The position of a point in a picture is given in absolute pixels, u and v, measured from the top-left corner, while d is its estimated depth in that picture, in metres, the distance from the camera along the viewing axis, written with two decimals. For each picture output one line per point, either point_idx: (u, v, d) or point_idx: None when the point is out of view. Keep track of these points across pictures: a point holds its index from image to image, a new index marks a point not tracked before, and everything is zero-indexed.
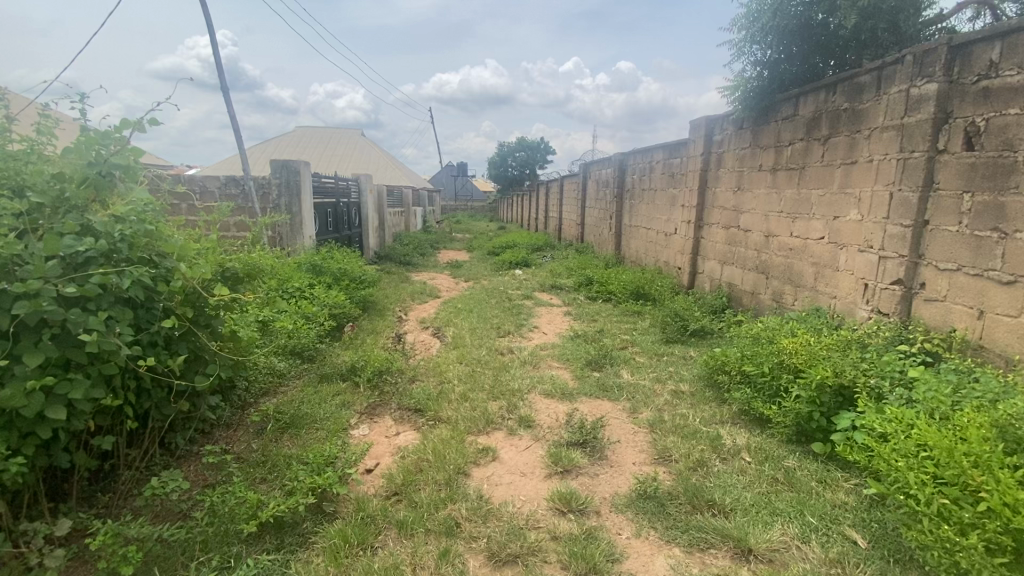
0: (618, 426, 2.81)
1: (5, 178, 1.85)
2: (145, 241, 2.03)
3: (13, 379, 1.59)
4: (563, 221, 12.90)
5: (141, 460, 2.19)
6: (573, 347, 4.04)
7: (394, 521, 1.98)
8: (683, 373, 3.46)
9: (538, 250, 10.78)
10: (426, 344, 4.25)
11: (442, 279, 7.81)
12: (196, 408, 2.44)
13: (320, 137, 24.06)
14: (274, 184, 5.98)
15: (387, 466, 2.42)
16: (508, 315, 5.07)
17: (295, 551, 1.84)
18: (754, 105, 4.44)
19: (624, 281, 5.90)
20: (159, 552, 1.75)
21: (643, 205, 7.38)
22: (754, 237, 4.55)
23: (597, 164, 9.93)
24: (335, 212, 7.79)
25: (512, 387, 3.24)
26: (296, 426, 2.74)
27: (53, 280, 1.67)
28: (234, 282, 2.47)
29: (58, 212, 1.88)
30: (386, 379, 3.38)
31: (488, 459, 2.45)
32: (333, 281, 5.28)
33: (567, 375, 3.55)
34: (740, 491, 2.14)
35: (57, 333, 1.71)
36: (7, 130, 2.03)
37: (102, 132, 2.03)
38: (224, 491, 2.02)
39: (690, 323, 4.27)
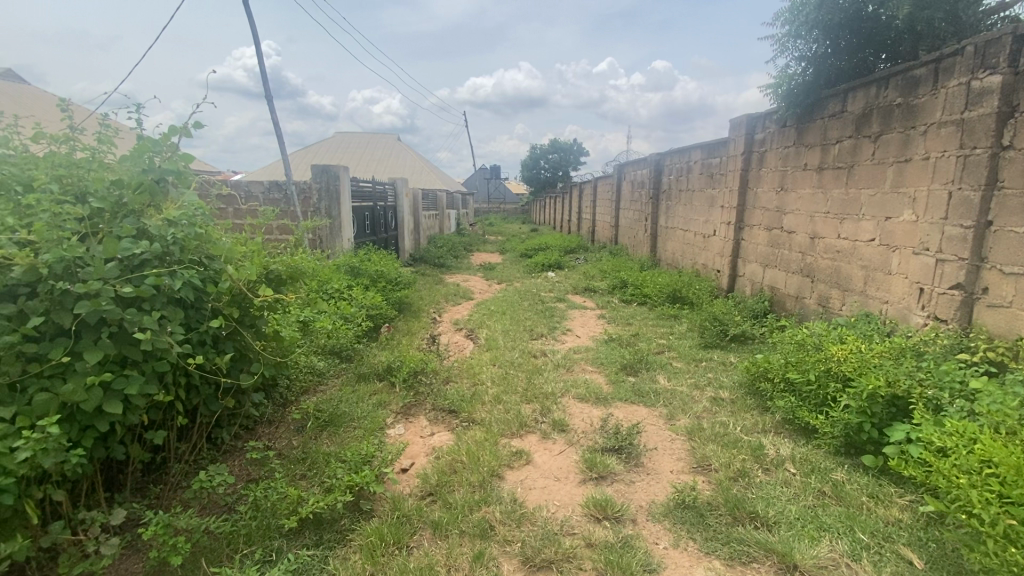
0: (654, 432, 2.75)
1: (71, 185, 1.97)
2: (195, 243, 2.12)
3: (74, 375, 1.69)
4: (597, 223, 12.79)
5: (190, 454, 2.28)
6: (607, 351, 3.99)
7: (429, 522, 1.99)
8: (722, 379, 3.35)
9: (571, 252, 10.72)
10: (459, 346, 4.29)
11: (476, 281, 7.86)
12: (240, 405, 2.53)
13: (358, 142, 24.69)
14: (315, 189, 6.16)
15: (422, 466, 2.44)
16: (541, 318, 5.05)
17: (333, 547, 1.88)
18: (798, 102, 4.27)
19: (660, 284, 5.78)
20: (206, 544, 1.82)
21: (680, 206, 7.22)
22: (798, 239, 4.38)
23: (632, 165, 9.80)
24: (372, 215, 7.97)
25: (545, 391, 3.22)
26: (334, 424, 2.80)
27: (111, 281, 1.76)
28: (278, 283, 2.56)
29: (116, 217, 1.98)
30: (421, 380, 3.42)
31: (522, 463, 2.43)
32: (369, 282, 5.40)
33: (602, 379, 3.50)
34: (784, 504, 2.05)
35: (115, 331, 1.80)
36: (70, 140, 2.16)
37: (154, 139, 2.14)
38: (267, 486, 2.09)
39: (729, 328, 4.14)
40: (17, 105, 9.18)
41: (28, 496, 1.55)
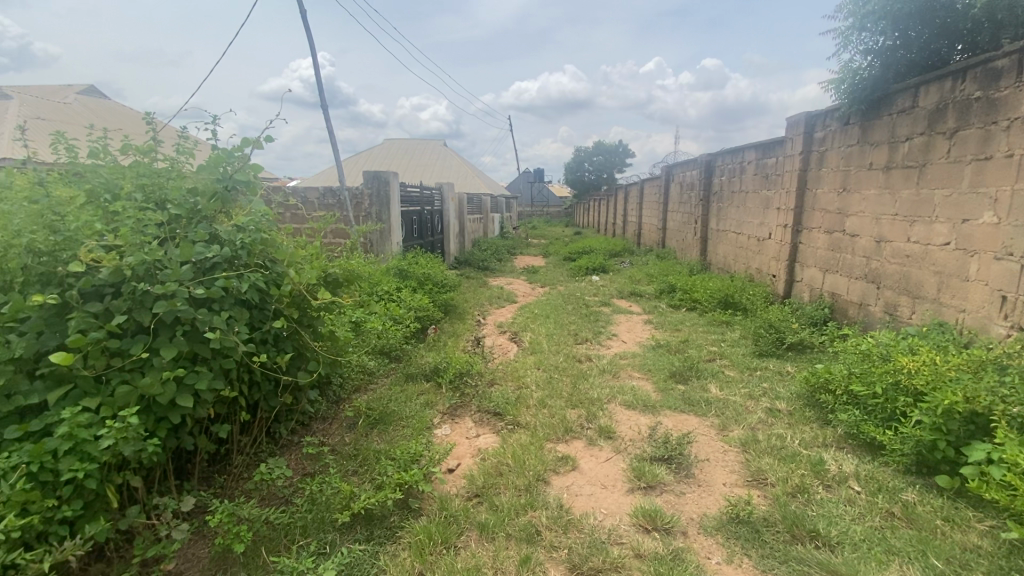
0: (706, 443, 2.66)
1: (152, 193, 2.13)
2: (260, 248, 2.24)
3: (152, 370, 1.81)
4: (643, 226, 12.54)
5: (251, 446, 2.41)
6: (655, 357, 3.90)
7: (476, 523, 2.01)
8: (778, 390, 3.20)
9: (616, 255, 10.56)
10: (503, 349, 4.30)
11: (519, 284, 7.88)
12: (297, 401, 2.64)
13: (406, 148, 25.34)
14: (367, 194, 6.38)
15: (468, 467, 2.47)
16: (586, 322, 5.00)
17: (383, 543, 1.93)
18: (863, 97, 4.04)
19: (711, 289, 5.60)
20: (266, 533, 1.91)
21: (733, 208, 6.98)
22: (862, 242, 4.13)
23: (681, 166, 9.54)
24: (419, 219, 8.15)
25: (591, 396, 3.18)
26: (384, 423, 2.88)
27: (186, 283, 1.89)
28: (335, 286, 2.66)
29: (191, 222, 2.12)
30: (467, 381, 3.46)
31: (568, 469, 2.41)
32: (417, 285, 5.52)
33: (649, 386, 3.42)
34: (848, 524, 1.94)
35: (188, 330, 1.93)
36: (152, 151, 2.33)
37: (226, 150, 2.28)
38: (322, 481, 2.18)
39: (786, 336, 3.96)
40: (100, 119, 9.98)
41: (109, 481, 1.68)
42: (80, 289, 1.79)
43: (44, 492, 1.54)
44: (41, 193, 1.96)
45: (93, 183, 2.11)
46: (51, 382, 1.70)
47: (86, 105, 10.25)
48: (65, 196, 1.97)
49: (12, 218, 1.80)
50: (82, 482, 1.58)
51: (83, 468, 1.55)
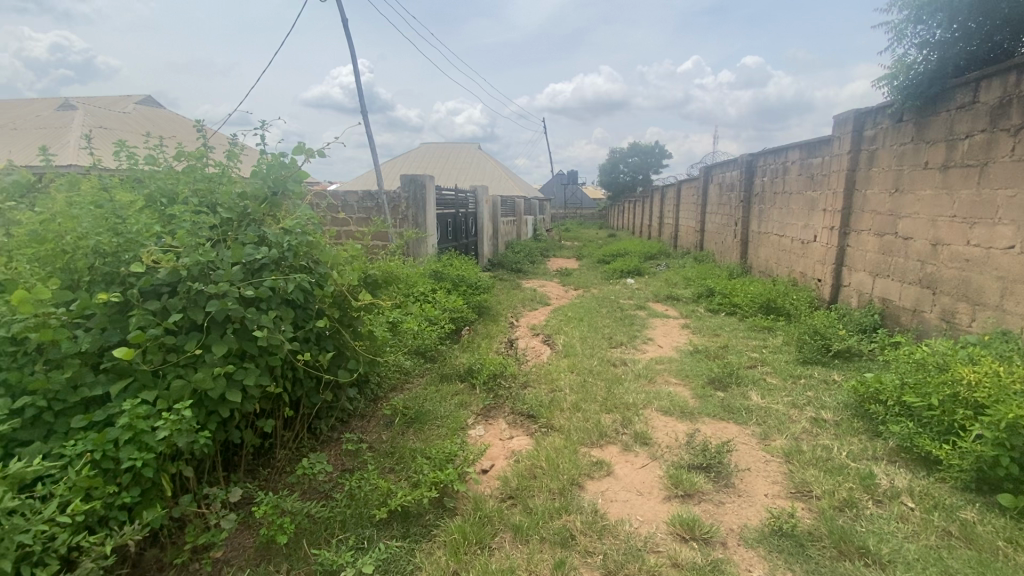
0: (746, 452, 2.58)
1: (206, 198, 2.25)
2: (306, 250, 2.32)
3: (204, 365, 1.91)
4: (680, 228, 12.30)
5: (293, 441, 2.49)
6: (693, 363, 3.80)
7: (510, 525, 2.01)
8: (824, 399, 3.07)
9: (651, 258, 10.39)
10: (537, 351, 4.30)
11: (552, 286, 7.85)
12: (337, 398, 2.72)
13: (441, 151, 25.70)
14: (404, 198, 6.51)
15: (502, 469, 2.48)
16: (621, 326, 4.93)
17: (419, 541, 1.96)
18: (918, 93, 3.85)
19: (752, 293, 5.44)
20: (307, 526, 1.97)
21: (775, 210, 6.75)
22: (916, 245, 3.93)
23: (720, 166, 9.30)
24: (454, 222, 8.24)
25: (626, 401, 3.13)
26: (420, 421, 2.93)
27: (236, 283, 1.98)
28: (374, 287, 2.73)
29: (241, 225, 2.23)
30: (501, 383, 3.47)
31: (603, 474, 2.39)
32: (451, 286, 5.59)
33: (687, 392, 3.35)
34: (900, 541, 1.84)
35: (237, 328, 2.01)
36: (205, 157, 2.45)
37: (274, 156, 2.38)
38: (360, 477, 2.23)
39: (833, 343, 3.80)
40: (156, 127, 10.57)
41: (164, 470, 1.77)
42: (140, 288, 1.90)
43: (106, 479, 1.63)
44: (106, 198, 2.09)
45: (151, 188, 2.24)
46: (113, 376, 1.81)
47: (143, 114, 10.85)
48: (127, 200, 2.09)
49: (79, 221, 1.93)
50: (140, 470, 1.68)
51: (141, 457, 1.64)
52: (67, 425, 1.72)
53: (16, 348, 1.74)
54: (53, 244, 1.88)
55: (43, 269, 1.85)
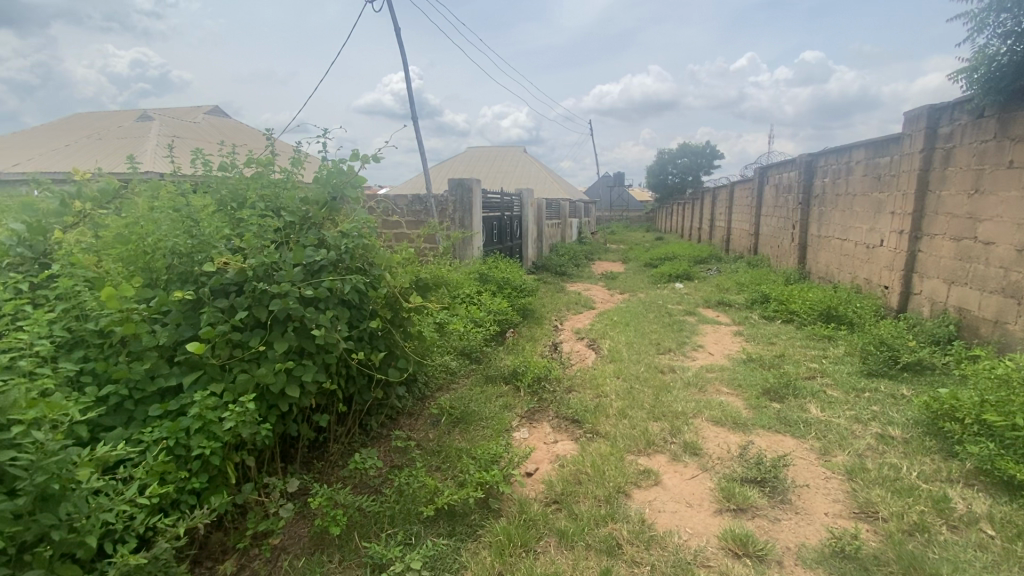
0: (804, 467, 2.45)
1: (271, 202, 2.38)
2: (361, 252, 2.42)
3: (266, 361, 2.01)
4: (732, 231, 11.88)
5: (345, 436, 2.59)
6: (746, 372, 3.66)
7: (555, 530, 2.01)
8: (891, 414, 2.88)
9: (701, 262, 10.09)
10: (582, 355, 4.26)
11: (597, 290, 7.76)
12: (387, 396, 2.81)
13: (487, 154, 25.98)
14: (451, 201, 6.63)
15: (547, 473, 2.47)
16: (669, 332, 4.81)
17: (465, 540, 1.98)
18: (1001, 87, 3.56)
19: (811, 300, 5.18)
20: (358, 519, 2.04)
21: (837, 212, 6.40)
22: (999, 250, 3.62)
23: (777, 167, 8.92)
24: (500, 225, 8.31)
25: (675, 410, 3.05)
26: (466, 421, 2.97)
27: (297, 283, 2.09)
28: (425, 289, 2.80)
29: (302, 228, 2.34)
30: (545, 387, 3.46)
31: (651, 483, 2.33)
32: (496, 289, 5.63)
33: (739, 403, 3.22)
34: (979, 572, 1.70)
35: (297, 326, 2.12)
36: (270, 164, 2.59)
37: (333, 162, 2.49)
38: (409, 474, 2.28)
39: (901, 355, 3.56)
40: (222, 134, 11.28)
41: (229, 459, 1.88)
42: (211, 286, 2.04)
43: (178, 465, 1.75)
44: (182, 202, 2.24)
45: (222, 193, 2.39)
46: (186, 368, 1.94)
47: (211, 123, 11.57)
48: (200, 205, 2.24)
49: (160, 224, 2.08)
50: (208, 458, 1.79)
51: (210, 445, 1.75)
52: (145, 413, 1.85)
53: (103, 340, 1.91)
54: (135, 245, 2.04)
55: (128, 268, 2.01)
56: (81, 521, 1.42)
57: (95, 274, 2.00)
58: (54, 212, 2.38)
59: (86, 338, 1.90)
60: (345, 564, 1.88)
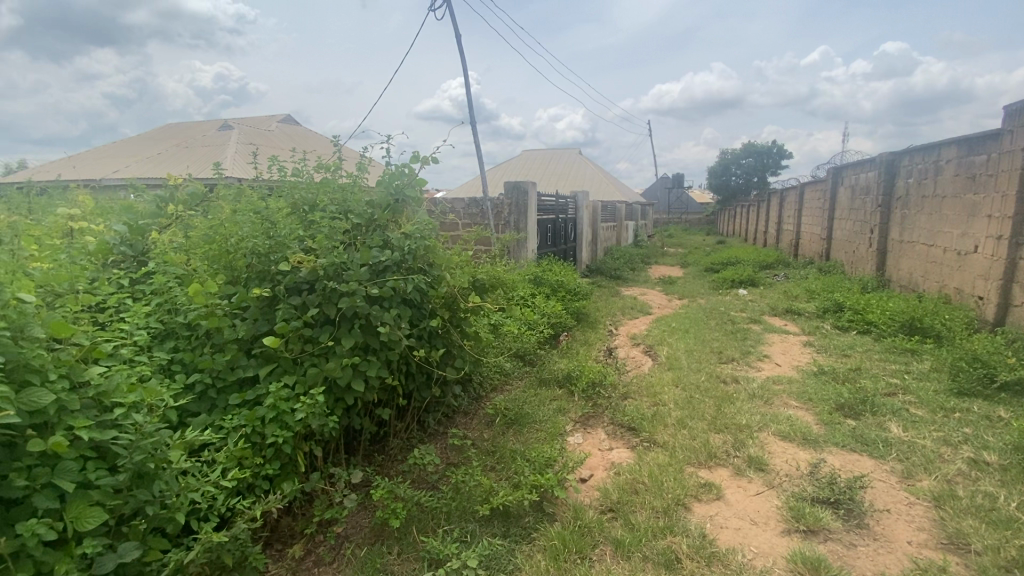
0: (884, 491, 2.27)
1: (340, 204, 2.49)
2: (423, 253, 2.49)
3: (334, 356, 2.11)
4: (801, 234, 11.22)
5: (404, 431, 2.68)
6: (818, 386, 3.44)
7: (611, 538, 1.97)
8: (987, 438, 2.61)
9: (767, 268, 9.61)
10: (638, 362, 4.17)
11: (654, 295, 7.56)
12: (444, 394, 2.89)
13: (542, 157, 26.01)
14: (507, 204, 6.70)
15: (602, 480, 2.43)
16: (731, 340, 4.61)
17: (519, 542, 1.99)
18: None
19: (891, 311, 4.79)
20: (417, 514, 2.09)
21: (923, 215, 5.90)
22: None
23: (853, 167, 8.34)
24: (554, 228, 8.29)
25: (738, 422, 2.91)
26: (520, 423, 2.98)
27: (364, 283, 2.18)
28: (482, 290, 2.85)
29: (368, 230, 2.45)
30: (600, 392, 3.41)
31: (712, 497, 2.24)
32: (551, 292, 5.62)
33: (810, 418, 3.03)
34: None
35: (363, 323, 2.21)
36: (338, 169, 2.73)
37: (398, 167, 2.58)
38: (465, 472, 2.32)
39: (999, 374, 3.22)
40: (293, 140, 11.97)
41: (299, 448, 1.99)
42: (286, 284, 2.17)
43: (254, 451, 1.87)
44: (261, 205, 2.40)
45: (295, 196, 2.53)
46: (262, 361, 2.07)
47: (283, 131, 12.31)
48: (276, 207, 2.39)
49: (241, 226, 2.24)
50: (281, 446, 1.89)
51: (283, 434, 1.86)
52: (225, 401, 1.99)
53: (190, 333, 2.08)
54: (220, 245, 2.21)
55: (212, 266, 2.18)
56: (171, 498, 1.55)
57: (185, 272, 2.18)
58: (150, 214, 2.62)
59: (176, 330, 2.07)
60: (404, 557, 1.93)
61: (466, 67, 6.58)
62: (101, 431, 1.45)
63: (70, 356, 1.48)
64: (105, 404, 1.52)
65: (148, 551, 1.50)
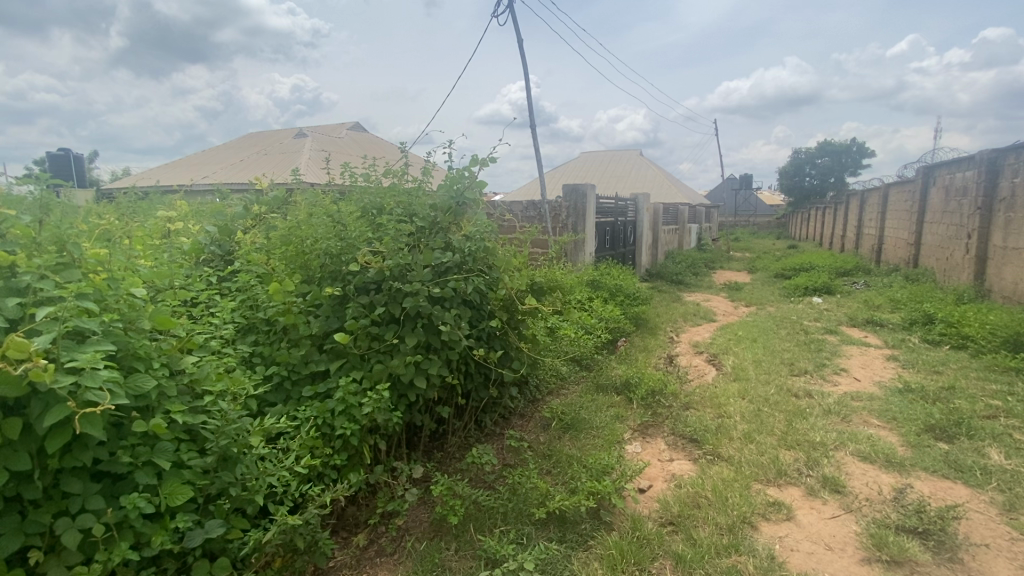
0: (982, 523, 2.05)
1: (405, 207, 2.58)
2: (483, 255, 2.54)
3: (398, 353, 2.19)
4: (885, 238, 10.38)
5: (462, 430, 2.75)
6: (904, 404, 3.16)
7: (671, 552, 1.91)
8: None
9: (845, 275, 8.97)
10: (700, 370, 4.01)
11: (718, 301, 7.25)
12: (501, 395, 2.93)
13: (602, 159, 25.71)
14: (565, 206, 6.67)
15: (661, 491, 2.37)
16: (804, 351, 4.33)
17: (575, 548, 1.97)
18: None
19: (993, 325, 4.32)
20: (475, 512, 2.13)
21: None
22: None
23: (948, 165, 7.61)
24: (613, 230, 8.16)
25: (812, 439, 2.74)
26: (576, 428, 2.95)
27: (427, 284, 2.26)
28: (540, 292, 2.86)
29: (432, 232, 2.52)
30: (660, 401, 3.32)
31: (782, 517, 2.12)
32: (609, 296, 5.54)
33: (894, 439, 2.79)
34: None
35: (425, 323, 2.28)
36: (405, 174, 2.82)
37: (460, 171, 2.64)
38: (522, 473, 2.34)
39: None
40: (361, 146, 12.56)
41: (365, 441, 2.07)
42: (355, 284, 2.27)
43: (325, 441, 1.97)
44: (333, 209, 2.54)
45: (365, 201, 2.65)
46: (332, 356, 2.18)
47: (352, 138, 12.95)
48: (348, 211, 2.51)
49: (316, 229, 2.38)
50: (348, 438, 1.99)
51: (351, 426, 1.95)
52: (300, 393, 2.12)
53: (270, 328, 2.23)
54: (297, 246, 2.35)
55: (290, 265, 2.34)
56: (252, 481, 1.67)
57: (266, 271, 2.35)
58: (237, 217, 2.84)
59: (257, 325, 2.23)
60: (461, 554, 1.97)
61: (526, 71, 6.59)
62: (193, 416, 1.59)
63: (169, 346, 1.64)
64: (196, 392, 1.66)
65: (231, 529, 1.62)
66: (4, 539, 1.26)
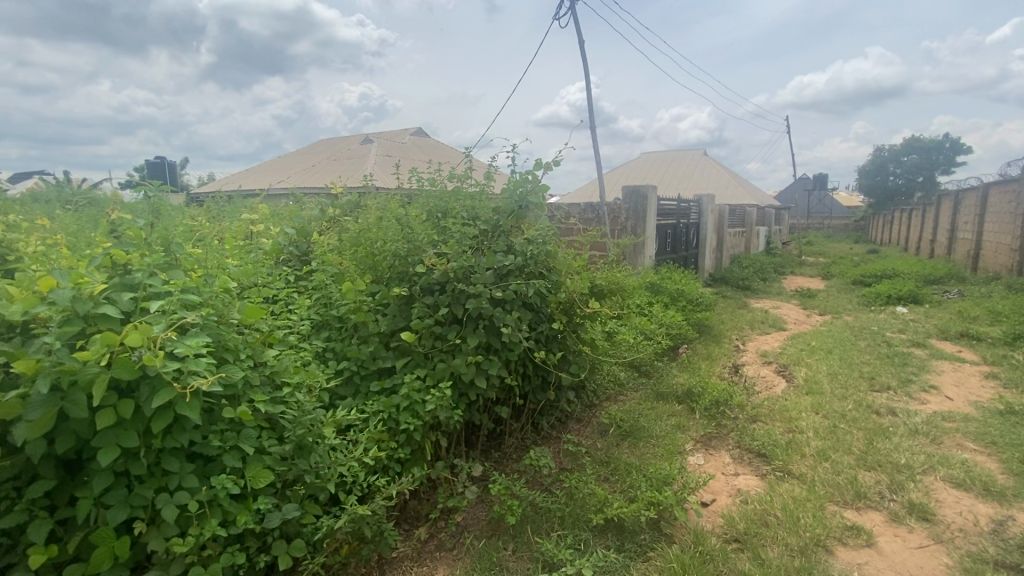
0: None
1: (468, 210, 2.64)
2: (544, 258, 2.55)
3: (460, 352, 2.25)
4: (984, 243, 9.41)
5: (520, 431, 2.76)
6: (1006, 428, 2.85)
7: (737, 570, 1.84)
8: None
9: (935, 283, 8.21)
10: (769, 381, 3.81)
11: (789, 309, 6.85)
12: (558, 398, 2.92)
13: (662, 159, 25.02)
14: (624, 209, 6.56)
15: (726, 506, 2.27)
16: (887, 365, 4.01)
17: (634, 558, 1.94)
18: None
19: None
20: (531, 513, 2.14)
21: None
22: None
23: None
24: (674, 233, 7.92)
25: (897, 461, 2.53)
26: (635, 436, 2.89)
27: (489, 286, 2.31)
28: (600, 296, 2.84)
29: (494, 235, 2.56)
30: (724, 412, 3.19)
31: (861, 542, 1.98)
32: (670, 301, 5.38)
33: (994, 466, 2.52)
34: None
35: (486, 324, 2.33)
36: (469, 178, 2.89)
37: (522, 175, 2.67)
38: (580, 478, 2.32)
39: None
40: (422, 151, 12.95)
41: (428, 437, 2.14)
42: (421, 285, 2.35)
43: (391, 435, 2.05)
44: (401, 212, 2.65)
45: (431, 205, 2.74)
46: (398, 353, 2.28)
47: (415, 142, 13.36)
48: (415, 215, 2.60)
49: (386, 231, 2.49)
50: (412, 433, 2.06)
51: (415, 422, 2.03)
52: (367, 388, 2.22)
53: (341, 325, 2.35)
54: (367, 248, 2.47)
55: (360, 265, 2.45)
56: (324, 469, 1.77)
57: (339, 271, 2.48)
58: (313, 219, 3.02)
59: (329, 322, 2.36)
60: (519, 555, 2.00)
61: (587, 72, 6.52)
62: (273, 406, 1.71)
63: (253, 339, 1.77)
64: (275, 382, 1.79)
65: (306, 513, 1.73)
66: (114, 510, 1.41)
